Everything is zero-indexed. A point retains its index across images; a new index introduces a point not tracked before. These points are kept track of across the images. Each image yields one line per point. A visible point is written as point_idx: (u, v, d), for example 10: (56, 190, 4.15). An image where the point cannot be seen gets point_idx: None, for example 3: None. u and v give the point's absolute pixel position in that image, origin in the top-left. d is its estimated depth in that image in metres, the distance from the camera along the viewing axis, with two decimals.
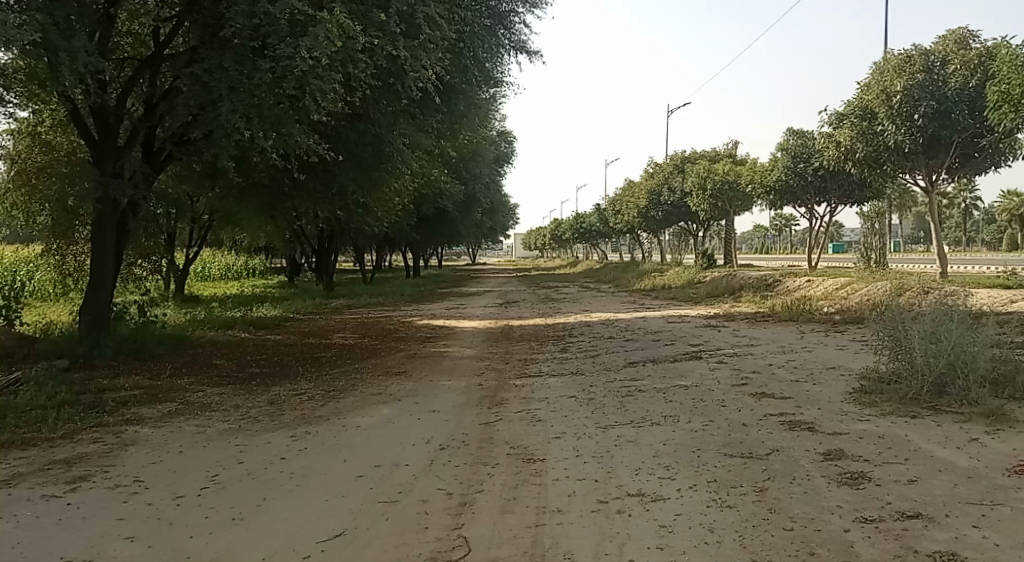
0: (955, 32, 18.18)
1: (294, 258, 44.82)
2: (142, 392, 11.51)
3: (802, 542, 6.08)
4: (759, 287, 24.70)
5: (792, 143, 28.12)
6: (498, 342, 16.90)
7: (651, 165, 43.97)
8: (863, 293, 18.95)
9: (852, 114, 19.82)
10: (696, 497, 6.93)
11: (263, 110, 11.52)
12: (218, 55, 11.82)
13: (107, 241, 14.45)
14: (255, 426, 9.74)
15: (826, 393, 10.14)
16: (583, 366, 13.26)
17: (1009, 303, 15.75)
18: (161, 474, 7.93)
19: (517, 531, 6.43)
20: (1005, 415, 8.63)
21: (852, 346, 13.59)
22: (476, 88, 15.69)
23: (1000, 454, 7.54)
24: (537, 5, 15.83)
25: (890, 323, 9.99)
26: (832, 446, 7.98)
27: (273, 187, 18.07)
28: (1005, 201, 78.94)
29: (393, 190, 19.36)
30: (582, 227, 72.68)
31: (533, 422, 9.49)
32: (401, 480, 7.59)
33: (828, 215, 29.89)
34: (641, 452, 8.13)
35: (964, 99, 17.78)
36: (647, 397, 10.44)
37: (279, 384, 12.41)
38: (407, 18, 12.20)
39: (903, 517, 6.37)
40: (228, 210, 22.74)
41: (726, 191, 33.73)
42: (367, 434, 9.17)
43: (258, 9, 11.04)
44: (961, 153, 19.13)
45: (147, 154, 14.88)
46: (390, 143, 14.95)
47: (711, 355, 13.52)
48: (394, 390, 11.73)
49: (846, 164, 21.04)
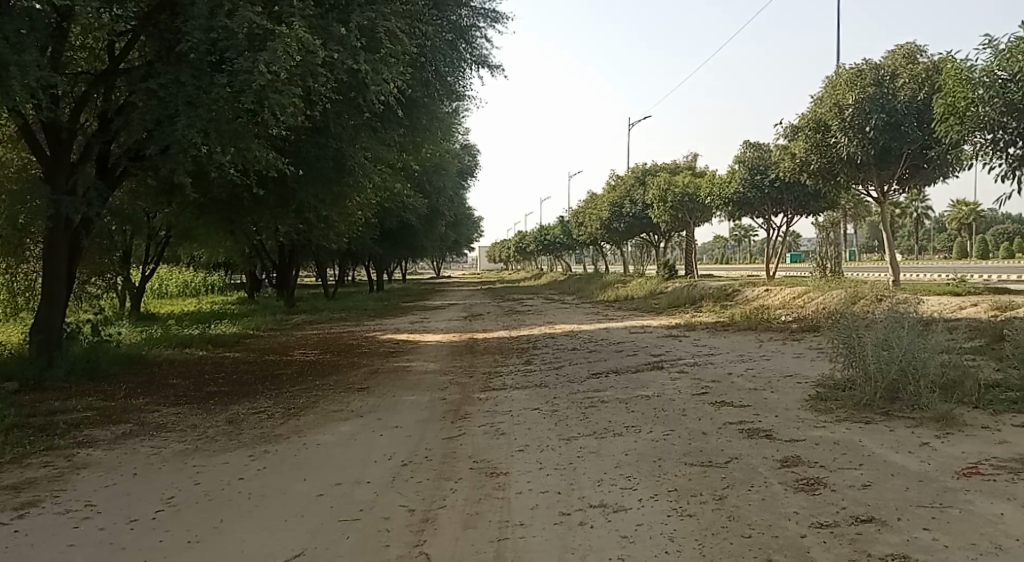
0: (902, 48, 18.68)
1: (254, 275, 44.43)
2: (94, 414, 11.34)
3: (760, 549, 6.16)
4: (719, 297, 25.04)
5: (749, 155, 28.54)
6: (463, 355, 16.93)
7: (614, 177, 44.39)
8: (819, 302, 19.27)
9: (806, 127, 20.15)
10: (657, 506, 7.00)
11: (221, 125, 11.49)
12: (174, 70, 11.73)
13: (59, 259, 14.23)
14: (212, 447, 9.64)
15: (783, 400, 10.27)
16: (547, 378, 13.32)
17: (959, 310, 16.10)
18: (114, 498, 7.82)
19: (480, 546, 6.44)
20: (955, 419, 8.82)
21: (808, 353, 13.84)
22: (439, 102, 15.73)
23: (951, 458, 7.70)
24: (497, 20, 15.94)
25: (843, 331, 10.19)
26: (789, 452, 8.12)
27: (232, 202, 17.90)
28: (954, 211, 81.09)
29: (354, 203, 19.31)
30: (545, 239, 73.13)
31: (496, 435, 9.53)
32: (362, 498, 7.56)
33: (785, 225, 30.31)
34: (602, 462, 8.20)
35: (913, 112, 18.20)
36: (609, 408, 10.52)
37: (237, 403, 12.27)
38: (367, 32, 12.18)
39: (857, 521, 6.49)
40: (185, 226, 22.54)
41: (686, 203, 34.11)
42: (327, 452, 9.14)
43: (215, 24, 10.97)
44: (911, 164, 19.53)
45: (101, 171, 14.69)
46: (351, 157, 14.92)
47: (671, 365, 13.68)
48: (356, 406, 11.66)
49: (800, 175, 21.36)
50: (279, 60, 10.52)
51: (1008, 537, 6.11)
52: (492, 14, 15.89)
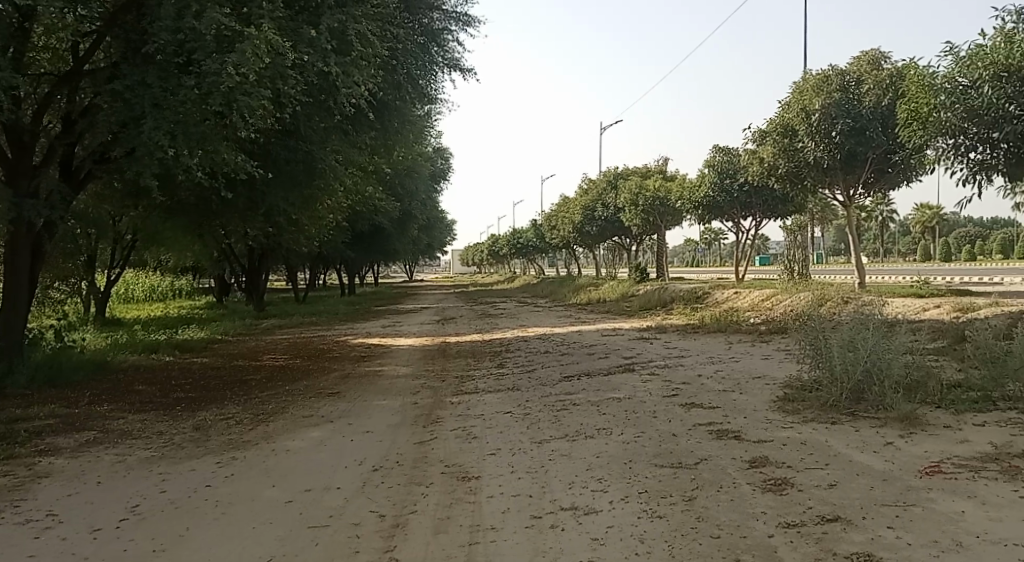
0: (867, 54, 18.97)
1: (223, 279, 44.08)
2: (57, 422, 11.20)
3: (728, 549, 6.22)
4: (689, 299, 25.22)
5: (718, 159, 28.78)
6: (434, 359, 16.92)
7: (585, 181, 44.57)
8: (787, 304, 19.49)
9: (774, 131, 20.18)
10: (627, 508, 7.05)
11: (189, 127, 11.41)
12: (140, 72, 11.63)
13: (21, 264, 14.03)
14: (179, 454, 9.56)
15: (752, 402, 10.38)
16: (518, 381, 13.35)
17: (923, 311, 16.36)
18: (78, 507, 7.74)
19: (450, 551, 6.45)
20: (918, 419, 8.96)
21: (776, 355, 14.00)
22: (410, 105, 15.73)
23: (914, 457, 7.82)
24: (469, 23, 15.97)
25: (811, 332, 10.31)
26: (757, 453, 8.21)
27: (200, 206, 17.77)
28: (920, 213, 82.26)
29: (325, 207, 19.24)
30: (518, 243, 73.21)
31: (467, 439, 9.54)
32: (332, 504, 7.54)
33: (754, 229, 30.58)
34: (573, 465, 8.24)
35: (877, 117, 18.46)
36: (580, 411, 10.57)
37: (205, 409, 12.18)
38: (338, 34, 12.15)
39: (824, 521, 6.58)
40: (152, 230, 22.33)
41: (657, 207, 34.32)
42: (296, 458, 9.10)
43: (182, 25, 10.90)
44: (876, 168, 19.80)
45: (65, 174, 14.52)
46: (322, 160, 14.86)
47: (642, 367, 13.77)
48: (326, 411, 11.62)
49: (768, 180, 21.58)
50: (247, 62, 10.48)
51: (969, 534, 6.23)
52: (464, 18, 15.92)
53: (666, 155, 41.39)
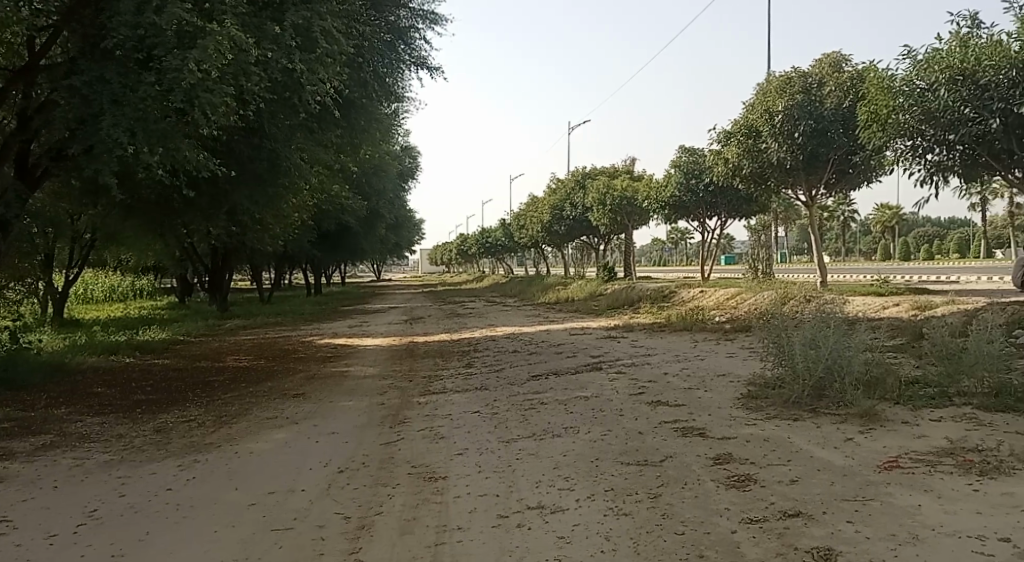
0: (829, 56, 19.20)
1: (187, 279, 43.60)
2: (13, 425, 11.02)
3: (692, 546, 6.28)
4: (656, 298, 25.38)
5: (684, 160, 28.97)
6: (401, 360, 16.88)
7: (553, 181, 44.64)
8: (751, 302, 19.69)
9: (738, 132, 20.46)
10: (594, 506, 7.09)
11: (149, 125, 11.29)
12: (98, 67, 11.47)
13: None
14: (139, 457, 9.45)
15: (717, 399, 10.48)
16: (485, 381, 13.37)
17: (883, 310, 16.61)
18: (34, 512, 7.63)
19: (416, 552, 6.45)
20: (878, 415, 9.11)
21: (740, 353, 14.14)
22: (377, 103, 15.68)
23: (873, 452, 7.95)
24: (436, 22, 15.95)
25: (774, 330, 10.43)
26: (722, 450, 8.29)
27: (162, 205, 17.58)
28: (883, 213, 83.42)
29: (291, 206, 19.12)
30: (487, 243, 73.20)
31: (434, 439, 9.53)
32: (296, 506, 7.50)
33: (720, 228, 30.83)
34: (540, 464, 8.26)
35: (839, 118, 18.69)
36: (547, 410, 10.61)
37: (166, 411, 12.05)
38: (303, 31, 12.08)
39: (786, 516, 6.66)
40: (113, 229, 22.05)
41: (625, 207, 34.48)
42: (260, 460, 9.04)
43: (142, 20, 10.77)
44: (837, 169, 20.06)
45: (22, 171, 14.28)
46: (287, 158, 14.77)
47: (608, 366, 13.84)
48: (291, 412, 11.56)
49: (732, 180, 21.80)
50: (210, 58, 10.39)
51: (926, 527, 6.34)
52: (431, 16, 15.90)
53: (633, 155, 41.57)
